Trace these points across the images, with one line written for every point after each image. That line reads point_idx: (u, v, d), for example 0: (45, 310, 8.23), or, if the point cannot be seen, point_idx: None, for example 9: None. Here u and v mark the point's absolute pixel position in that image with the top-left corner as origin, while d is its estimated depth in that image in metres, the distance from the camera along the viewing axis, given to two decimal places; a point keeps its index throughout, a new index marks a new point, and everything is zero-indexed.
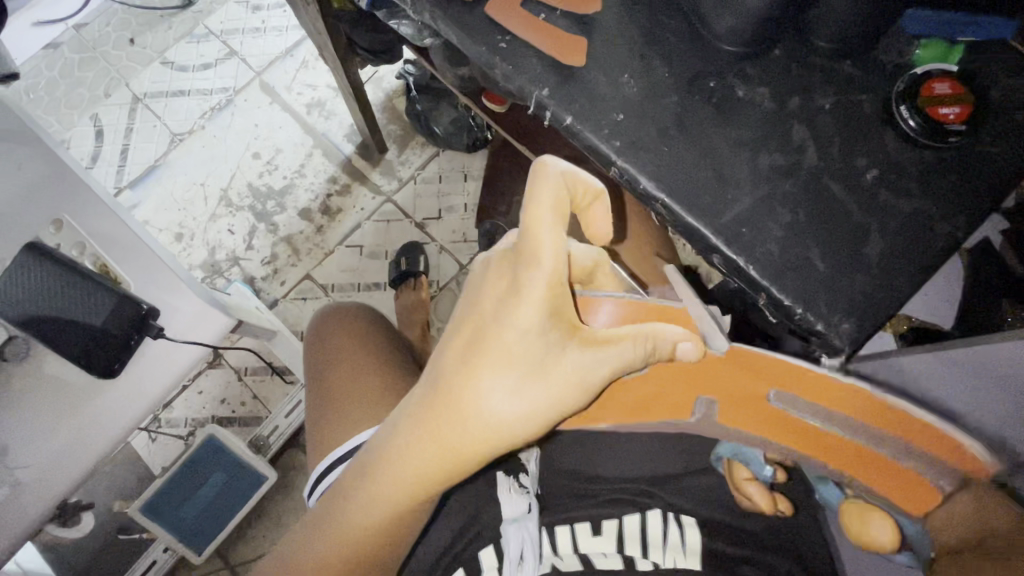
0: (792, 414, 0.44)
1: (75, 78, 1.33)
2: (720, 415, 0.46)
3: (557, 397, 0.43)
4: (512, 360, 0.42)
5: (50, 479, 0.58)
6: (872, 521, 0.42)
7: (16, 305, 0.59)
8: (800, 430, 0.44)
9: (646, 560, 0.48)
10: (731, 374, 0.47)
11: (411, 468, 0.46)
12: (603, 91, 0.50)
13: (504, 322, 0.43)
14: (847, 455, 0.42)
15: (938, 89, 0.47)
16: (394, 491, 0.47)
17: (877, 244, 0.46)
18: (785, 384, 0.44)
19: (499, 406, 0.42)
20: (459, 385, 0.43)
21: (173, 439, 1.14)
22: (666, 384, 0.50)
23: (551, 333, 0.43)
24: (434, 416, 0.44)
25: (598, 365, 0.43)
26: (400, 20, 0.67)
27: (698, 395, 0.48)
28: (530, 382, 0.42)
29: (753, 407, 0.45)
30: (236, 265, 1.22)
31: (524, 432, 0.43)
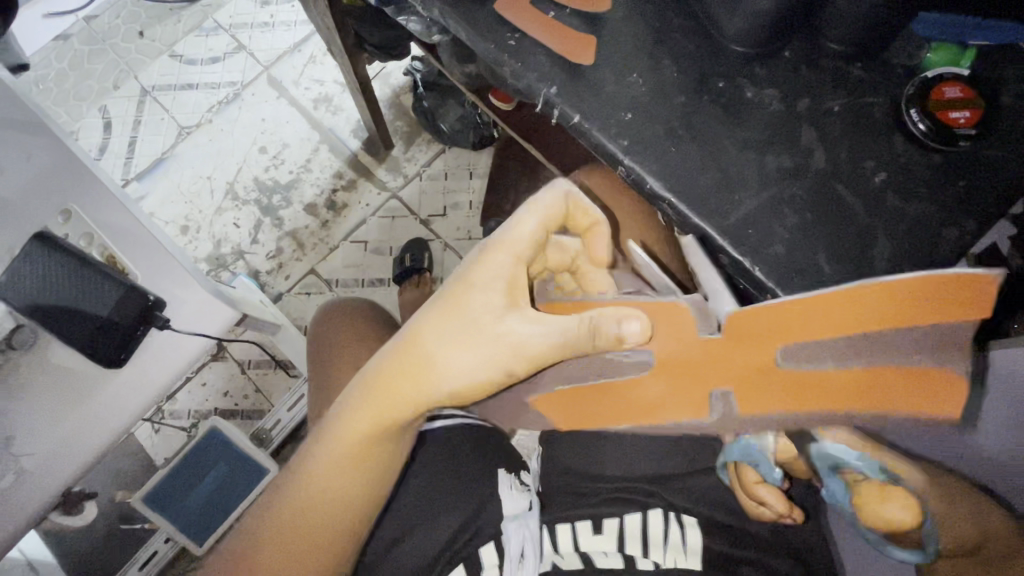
0: (808, 371, 0.38)
1: (84, 69, 1.34)
2: (739, 408, 0.41)
3: (491, 357, 0.49)
4: (464, 320, 0.50)
5: (55, 466, 0.59)
6: (889, 497, 0.40)
7: (20, 294, 0.57)
8: (815, 384, 0.38)
9: (647, 559, 0.48)
10: (724, 355, 0.41)
11: (369, 411, 0.53)
12: (611, 90, 0.50)
13: (464, 286, 0.50)
14: (850, 389, 0.38)
15: (948, 94, 0.47)
16: (350, 432, 0.53)
17: (885, 248, 0.45)
18: (780, 340, 0.39)
19: (446, 358, 0.50)
20: (420, 337, 0.51)
21: (176, 431, 1.15)
22: (670, 386, 0.45)
23: (499, 301, 0.50)
24: (394, 363, 0.52)
25: (535, 334, 0.48)
26: (408, 16, 0.67)
27: (714, 389, 0.42)
28: (473, 340, 0.49)
29: (761, 382, 0.40)
30: (241, 258, 1.23)
31: (458, 387, 0.50)
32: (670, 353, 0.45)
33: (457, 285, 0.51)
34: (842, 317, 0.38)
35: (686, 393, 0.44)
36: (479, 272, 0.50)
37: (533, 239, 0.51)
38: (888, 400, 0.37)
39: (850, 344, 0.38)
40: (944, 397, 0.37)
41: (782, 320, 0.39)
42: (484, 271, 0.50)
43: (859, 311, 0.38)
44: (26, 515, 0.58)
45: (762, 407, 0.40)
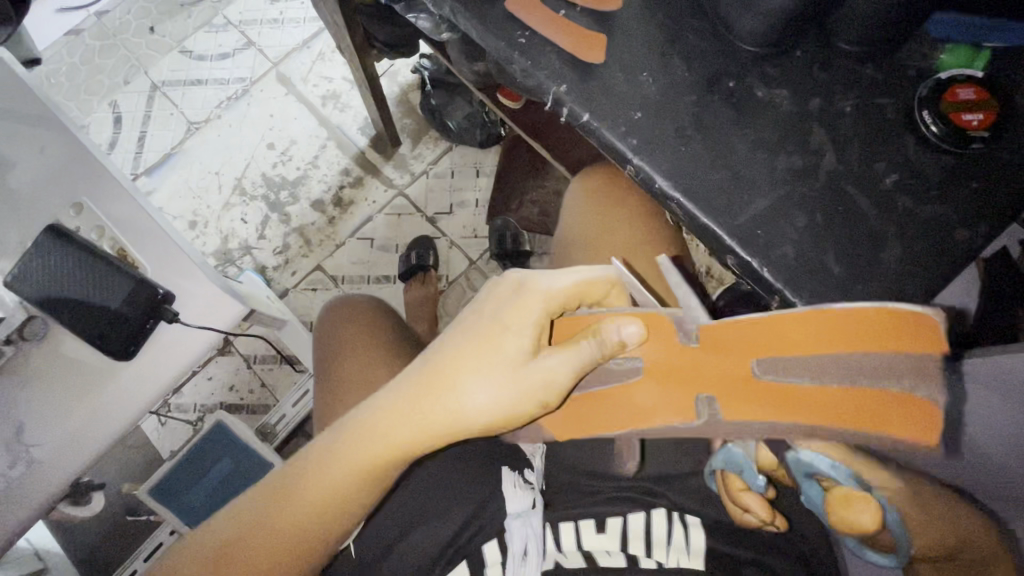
0: (787, 384, 0.37)
1: (96, 64, 1.35)
2: (724, 412, 0.39)
3: (518, 396, 0.45)
4: (493, 356, 0.45)
5: (65, 458, 0.58)
6: (857, 506, 0.39)
7: (33, 285, 0.60)
8: (810, 399, 0.36)
9: (649, 559, 0.48)
10: (713, 360, 0.40)
11: (377, 448, 0.48)
12: (621, 89, 0.49)
13: (496, 321, 0.46)
14: (851, 411, 0.35)
15: (962, 95, 0.46)
16: (352, 466, 0.49)
17: (895, 250, 0.45)
18: (759, 352, 0.38)
19: (469, 395, 0.45)
20: (445, 369, 0.46)
21: (183, 424, 1.16)
22: (661, 392, 0.42)
23: (530, 340, 0.45)
24: (412, 396, 0.47)
25: (568, 373, 0.44)
26: (418, 13, 0.67)
27: (696, 393, 0.40)
28: (499, 379, 0.45)
29: (747, 391, 0.38)
30: (248, 254, 1.23)
31: (482, 424, 0.46)
32: (659, 363, 0.43)
33: (488, 319, 0.47)
34: (818, 332, 0.35)
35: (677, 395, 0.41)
36: (513, 308, 0.46)
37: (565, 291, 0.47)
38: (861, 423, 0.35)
39: (818, 365, 0.36)
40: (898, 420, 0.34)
41: (757, 332, 0.38)
42: (518, 306, 0.46)
43: (809, 336, 0.36)
44: (35, 507, 0.57)
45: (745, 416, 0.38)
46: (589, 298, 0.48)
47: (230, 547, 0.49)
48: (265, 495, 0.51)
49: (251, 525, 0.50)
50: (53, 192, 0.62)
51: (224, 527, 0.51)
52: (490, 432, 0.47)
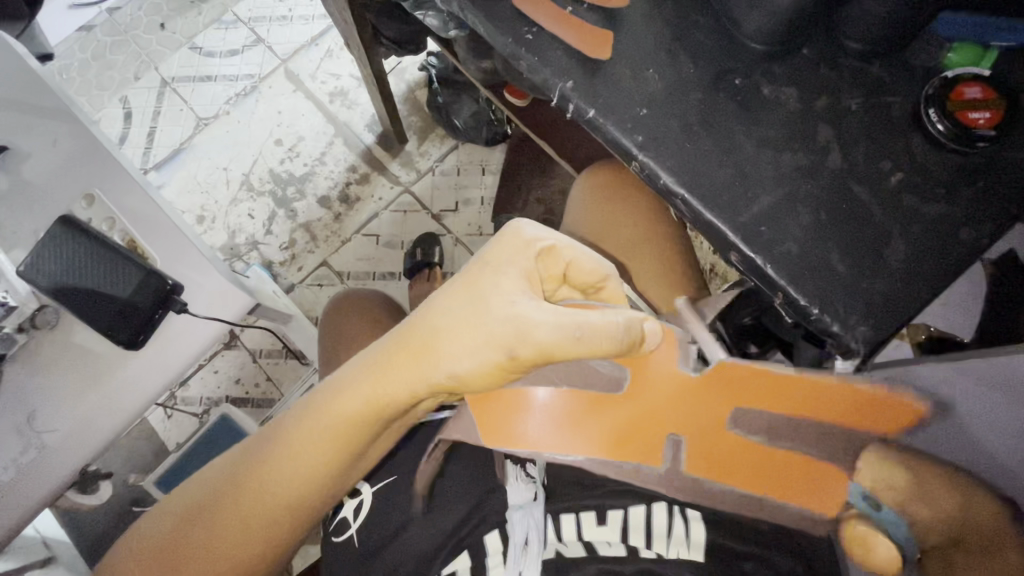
0: (752, 438, 0.49)
1: (107, 60, 1.36)
2: (687, 463, 0.50)
3: (489, 338, 0.41)
4: (471, 293, 0.43)
5: (74, 447, 0.59)
6: (874, 541, 0.44)
7: (47, 275, 0.61)
8: (751, 447, 0.49)
9: (650, 551, 0.48)
10: (702, 406, 0.50)
11: (355, 398, 0.48)
12: (627, 85, 0.50)
13: (480, 262, 0.45)
14: (784, 465, 0.49)
15: (967, 94, 0.47)
16: (329, 418, 0.49)
17: (899, 248, 0.45)
18: (747, 401, 0.50)
19: (440, 334, 0.43)
20: (425, 309, 0.45)
21: (188, 417, 1.17)
22: (631, 429, 0.51)
23: (512, 282, 0.44)
24: (393, 338, 0.47)
25: (545, 318, 0.41)
26: (426, 11, 0.68)
27: (668, 433, 0.50)
28: (472, 318, 0.42)
29: (719, 434, 0.50)
30: (255, 249, 1.24)
31: (450, 368, 0.43)
32: (653, 391, 0.51)
33: (473, 261, 0.46)
34: (802, 400, 0.49)
35: (651, 436, 0.51)
36: (500, 247, 0.45)
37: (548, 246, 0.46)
38: (781, 483, 0.49)
39: (778, 424, 0.49)
40: (822, 493, 0.48)
41: (780, 380, 0.49)
42: (503, 246, 0.45)
43: (811, 392, 0.48)
44: (46, 494, 0.58)
45: (700, 467, 0.50)
46: (580, 273, 0.48)
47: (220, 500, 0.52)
48: (251, 454, 0.53)
49: (238, 483, 0.52)
50: (66, 185, 0.64)
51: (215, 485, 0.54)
52: (461, 384, 0.43)
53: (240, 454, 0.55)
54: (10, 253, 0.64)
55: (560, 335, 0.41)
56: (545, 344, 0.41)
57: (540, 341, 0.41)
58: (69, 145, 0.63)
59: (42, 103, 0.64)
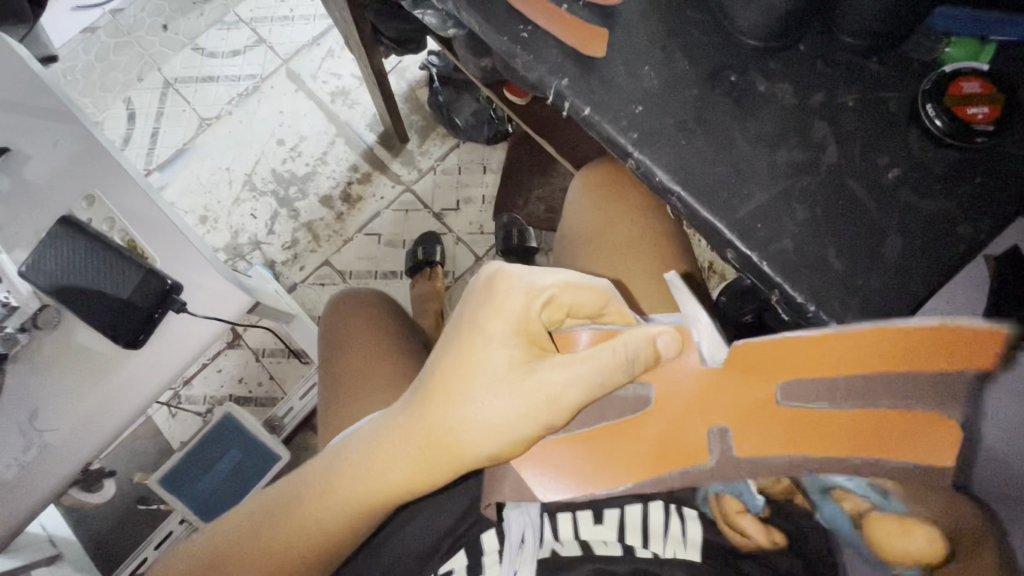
0: (809, 410, 0.38)
1: (110, 62, 1.37)
2: (738, 447, 0.40)
3: (522, 413, 0.42)
4: (482, 374, 0.43)
5: (75, 446, 0.59)
6: (909, 532, 0.37)
7: (48, 275, 0.62)
8: (811, 425, 0.38)
9: (646, 550, 0.48)
10: (737, 386, 0.40)
11: (375, 479, 0.46)
12: (623, 83, 0.50)
13: (478, 335, 0.44)
14: (859, 430, 0.37)
15: (965, 89, 0.46)
16: (355, 499, 0.47)
17: (896, 244, 0.45)
18: (784, 376, 0.38)
19: (463, 422, 0.43)
20: (433, 398, 0.44)
21: (192, 415, 1.17)
22: (678, 424, 0.42)
23: (518, 349, 0.44)
24: (402, 421, 0.46)
25: (567, 380, 0.42)
26: (425, 10, 0.68)
27: (709, 425, 0.41)
28: (493, 402, 0.43)
29: (766, 420, 0.39)
30: (258, 248, 1.25)
31: (487, 450, 0.43)
32: (676, 391, 0.42)
33: (469, 333, 0.45)
34: (874, 351, 0.36)
35: (689, 426, 0.41)
36: (492, 316, 0.44)
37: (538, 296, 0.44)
38: (865, 434, 0.37)
39: (839, 391, 0.37)
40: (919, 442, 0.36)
41: (805, 358, 0.37)
42: (495, 315, 0.44)
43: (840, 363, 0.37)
44: (49, 490, 0.59)
45: (761, 451, 0.39)
46: (581, 308, 0.46)
47: (235, 557, 0.50)
48: (275, 509, 0.51)
49: (263, 537, 0.50)
50: (67, 185, 0.64)
51: (236, 528, 0.52)
52: (503, 458, 0.44)
53: (247, 521, 0.51)
54: (12, 252, 0.65)
55: (586, 388, 0.42)
56: (577, 403, 0.42)
57: (572, 402, 0.42)
58: (69, 145, 0.64)
59: (43, 104, 0.65)
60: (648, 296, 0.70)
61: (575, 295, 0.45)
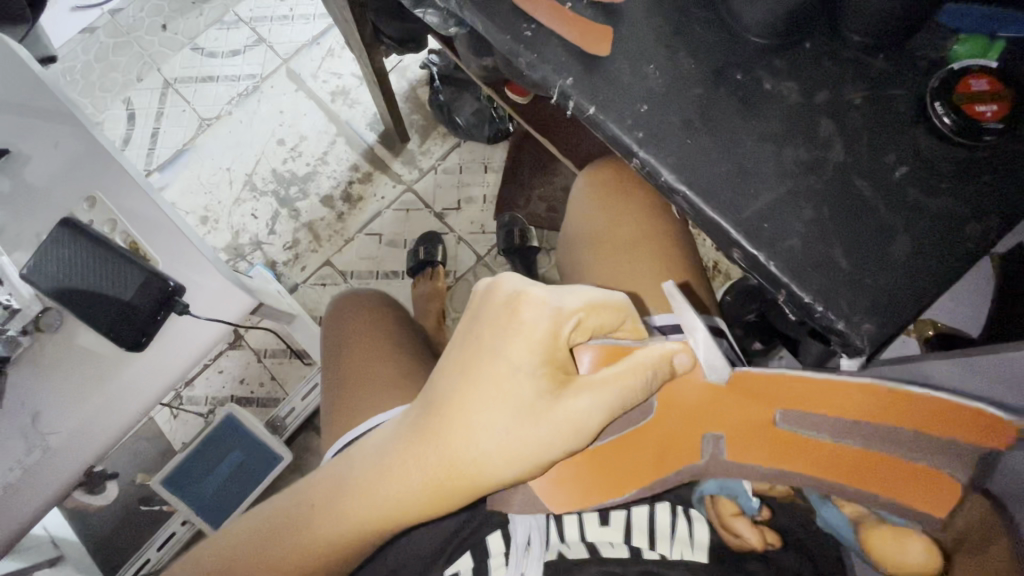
0: (804, 435, 0.44)
1: (109, 62, 1.37)
2: (728, 452, 0.46)
3: (547, 443, 0.41)
4: (506, 406, 0.42)
5: (78, 448, 0.59)
6: (907, 542, 0.43)
7: (50, 278, 0.61)
8: (807, 448, 0.44)
9: (653, 552, 0.48)
10: (739, 407, 0.46)
11: (387, 501, 0.45)
12: (627, 81, 0.49)
13: (501, 365, 0.42)
14: (855, 464, 0.43)
15: (974, 86, 0.46)
16: (367, 516, 0.46)
17: (904, 243, 0.44)
18: (787, 405, 0.45)
19: (488, 454, 0.42)
20: (455, 429, 0.43)
21: (194, 417, 1.17)
22: (676, 432, 0.48)
23: (542, 379, 0.42)
24: (417, 446, 0.44)
25: (593, 410, 0.41)
26: (426, 9, 0.67)
27: (704, 431, 0.47)
28: (519, 436, 0.41)
29: (761, 436, 0.45)
30: (258, 248, 1.25)
31: (510, 477, 0.42)
32: (682, 402, 0.48)
33: (490, 363, 0.43)
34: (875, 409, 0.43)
35: (691, 437, 0.47)
36: (516, 346, 0.42)
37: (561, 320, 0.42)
38: (864, 475, 0.43)
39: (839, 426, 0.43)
40: (927, 489, 0.42)
41: (809, 389, 0.44)
42: (520, 344, 0.42)
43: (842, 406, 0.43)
44: (52, 493, 0.58)
45: (748, 459, 0.46)
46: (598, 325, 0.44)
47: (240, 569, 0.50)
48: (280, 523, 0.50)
49: (269, 553, 0.49)
50: (67, 187, 0.64)
51: (241, 538, 0.51)
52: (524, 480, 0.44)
53: (252, 533, 0.51)
54: (13, 254, 0.65)
55: (609, 414, 0.42)
56: (600, 429, 0.42)
57: (595, 428, 0.42)
58: (69, 146, 0.63)
59: (43, 106, 0.64)
60: (651, 294, 0.70)
61: (594, 315, 0.43)
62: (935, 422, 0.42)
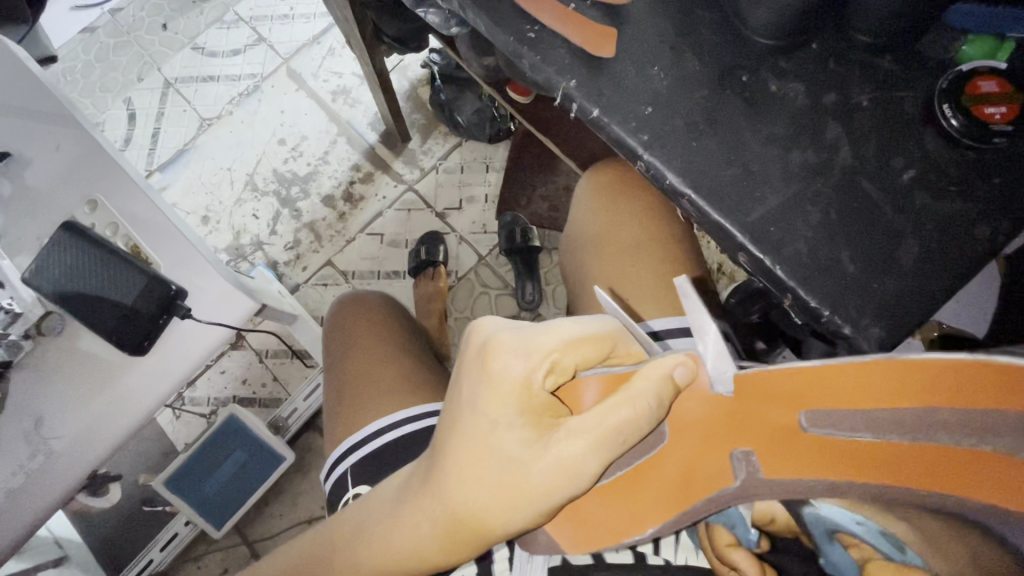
0: (840, 437, 0.30)
1: (110, 62, 1.36)
2: (764, 468, 0.33)
3: (544, 489, 0.40)
4: (494, 457, 0.41)
5: (80, 453, 0.59)
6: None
7: (51, 281, 0.61)
8: (857, 454, 0.30)
9: (658, 556, 0.50)
10: (754, 412, 0.34)
11: (403, 556, 0.46)
12: (632, 83, 0.49)
13: (480, 419, 0.42)
14: (928, 462, 0.28)
15: (984, 88, 0.46)
16: (388, 571, 0.47)
17: (911, 247, 0.44)
18: (807, 402, 0.31)
19: (484, 507, 0.41)
20: (448, 486, 0.43)
21: (196, 417, 1.17)
22: (696, 452, 0.37)
23: (525, 427, 0.41)
24: (421, 502, 0.45)
25: (586, 452, 0.39)
26: (427, 9, 0.67)
27: (731, 449, 0.35)
28: (511, 486, 0.40)
29: (792, 446, 0.32)
30: (260, 249, 1.24)
31: (516, 527, 0.41)
32: (691, 419, 0.38)
33: (471, 417, 0.43)
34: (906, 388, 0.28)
35: (709, 457, 0.36)
36: (493, 397, 0.42)
37: (533, 364, 0.42)
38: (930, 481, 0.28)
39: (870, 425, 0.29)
40: (1011, 480, 0.25)
41: (811, 381, 0.31)
42: (495, 396, 0.42)
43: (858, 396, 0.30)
44: (56, 497, 0.58)
45: (790, 474, 0.32)
46: (586, 356, 0.43)
47: None
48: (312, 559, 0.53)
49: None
50: (68, 190, 0.64)
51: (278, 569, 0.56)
52: (536, 526, 0.42)
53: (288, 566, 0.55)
54: (15, 258, 0.64)
55: (605, 454, 0.39)
56: (599, 471, 0.39)
57: (593, 471, 0.39)
58: (70, 150, 0.63)
59: (44, 108, 0.64)
60: (655, 297, 0.70)
61: (574, 346, 0.43)
62: (990, 391, 0.26)
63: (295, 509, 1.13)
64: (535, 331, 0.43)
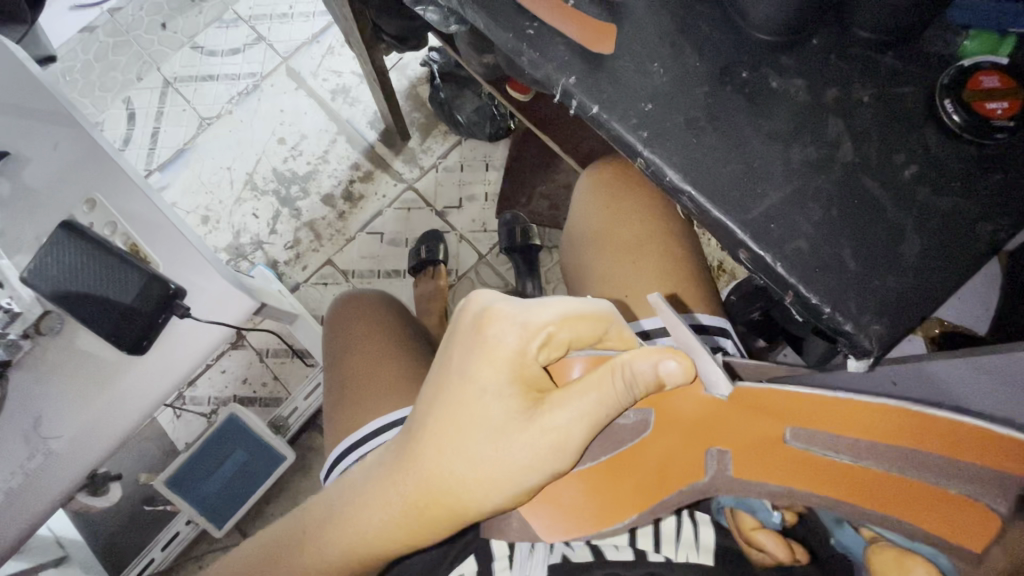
0: (816, 455, 0.40)
1: (108, 61, 1.36)
2: (734, 468, 0.43)
3: (526, 461, 0.42)
4: (481, 427, 0.43)
5: (79, 452, 0.59)
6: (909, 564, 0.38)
7: (50, 280, 0.61)
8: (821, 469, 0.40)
9: (658, 554, 0.49)
10: (740, 420, 0.43)
11: (369, 528, 0.46)
12: (632, 80, 0.49)
13: (469, 389, 0.43)
14: (877, 488, 0.39)
15: (987, 83, 0.45)
16: (357, 548, 0.47)
17: (914, 243, 0.44)
18: (793, 421, 0.41)
19: (464, 475, 0.43)
20: (430, 456, 0.44)
21: (196, 417, 1.17)
22: (675, 443, 0.46)
23: (513, 398, 0.43)
24: (397, 471, 0.45)
25: (570, 427, 0.41)
26: (426, 7, 0.67)
27: (708, 446, 0.44)
28: (495, 455, 0.42)
29: (770, 454, 0.42)
30: (260, 248, 1.24)
31: (493, 501, 0.43)
32: (678, 414, 0.47)
33: (460, 385, 0.44)
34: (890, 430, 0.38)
35: (686, 452, 0.45)
36: (483, 367, 0.43)
37: (525, 337, 0.43)
38: (895, 506, 0.38)
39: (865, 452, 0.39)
40: (949, 516, 0.37)
41: (819, 407, 0.41)
42: (487, 366, 0.43)
43: (852, 424, 0.39)
44: (54, 497, 0.58)
45: (755, 477, 0.42)
46: (578, 335, 0.44)
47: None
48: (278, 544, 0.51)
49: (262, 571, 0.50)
50: (67, 189, 0.63)
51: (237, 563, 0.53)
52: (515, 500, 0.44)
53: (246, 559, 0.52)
54: (14, 258, 0.64)
55: (588, 431, 0.42)
56: (581, 443, 0.42)
57: (577, 443, 0.42)
58: (69, 149, 0.63)
59: (43, 108, 0.64)
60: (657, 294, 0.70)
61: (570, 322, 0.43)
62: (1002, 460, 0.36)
63: (295, 508, 1.13)
64: (531, 303, 0.44)
